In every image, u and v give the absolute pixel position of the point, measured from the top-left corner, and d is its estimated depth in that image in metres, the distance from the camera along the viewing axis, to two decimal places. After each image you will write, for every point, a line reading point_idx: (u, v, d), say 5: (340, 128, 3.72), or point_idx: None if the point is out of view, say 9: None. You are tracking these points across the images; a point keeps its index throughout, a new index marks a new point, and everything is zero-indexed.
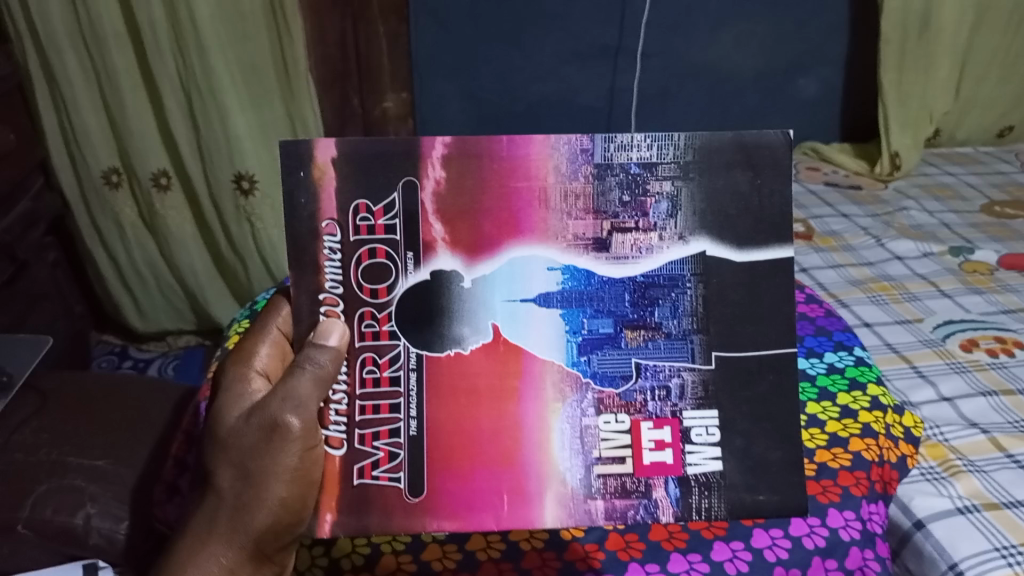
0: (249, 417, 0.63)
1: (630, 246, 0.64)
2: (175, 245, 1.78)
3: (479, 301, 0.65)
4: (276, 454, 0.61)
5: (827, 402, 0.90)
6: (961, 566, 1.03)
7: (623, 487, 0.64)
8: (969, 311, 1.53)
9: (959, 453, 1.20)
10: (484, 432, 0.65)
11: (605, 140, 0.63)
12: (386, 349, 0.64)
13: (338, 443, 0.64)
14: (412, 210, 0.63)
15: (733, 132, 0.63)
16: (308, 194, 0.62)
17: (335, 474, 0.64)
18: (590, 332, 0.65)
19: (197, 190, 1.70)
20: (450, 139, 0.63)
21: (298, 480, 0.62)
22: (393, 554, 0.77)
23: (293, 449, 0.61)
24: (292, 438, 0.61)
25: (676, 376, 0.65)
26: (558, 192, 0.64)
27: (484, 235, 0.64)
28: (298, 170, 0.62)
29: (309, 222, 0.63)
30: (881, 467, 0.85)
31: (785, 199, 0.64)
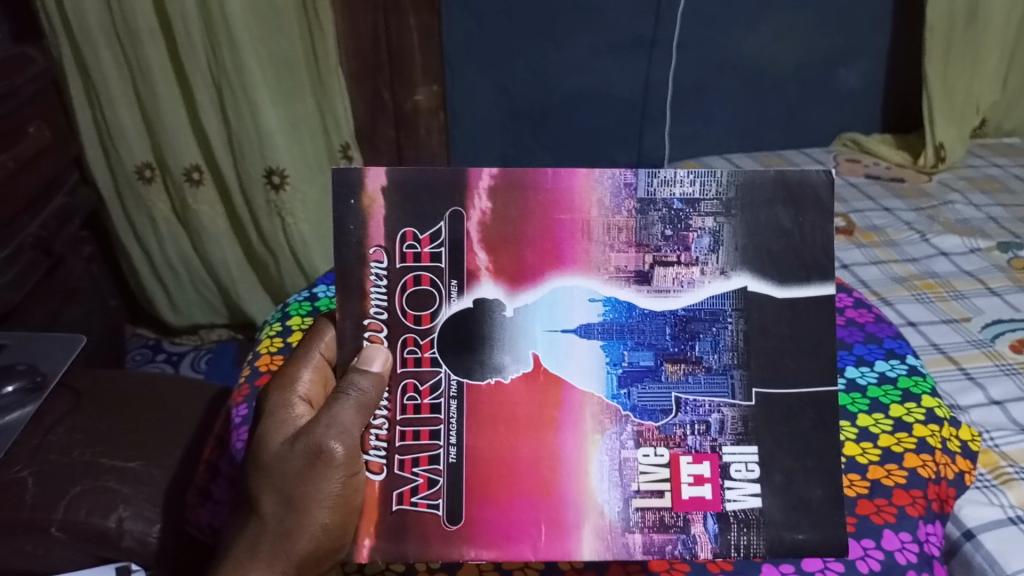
0: (293, 442, 0.62)
1: (672, 279, 0.61)
2: (209, 243, 1.78)
3: (521, 330, 0.62)
4: (320, 481, 0.60)
5: (878, 414, 0.77)
6: None
7: (662, 522, 0.61)
8: (1019, 311, 1.48)
9: (1011, 460, 1.17)
10: (523, 461, 0.62)
11: (649, 173, 0.60)
12: (427, 375, 0.62)
13: (378, 468, 0.62)
14: (457, 239, 0.61)
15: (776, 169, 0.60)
16: (357, 220, 0.61)
17: (374, 500, 0.62)
18: (630, 364, 0.62)
19: (229, 184, 1.70)
20: (496, 171, 0.60)
21: (340, 507, 0.61)
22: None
23: (336, 476, 0.60)
24: (335, 465, 0.60)
25: (717, 411, 0.62)
26: (600, 225, 0.61)
27: (526, 265, 0.62)
28: (348, 196, 0.60)
29: (355, 249, 0.61)
30: (938, 485, 0.73)
31: (829, 236, 0.61)
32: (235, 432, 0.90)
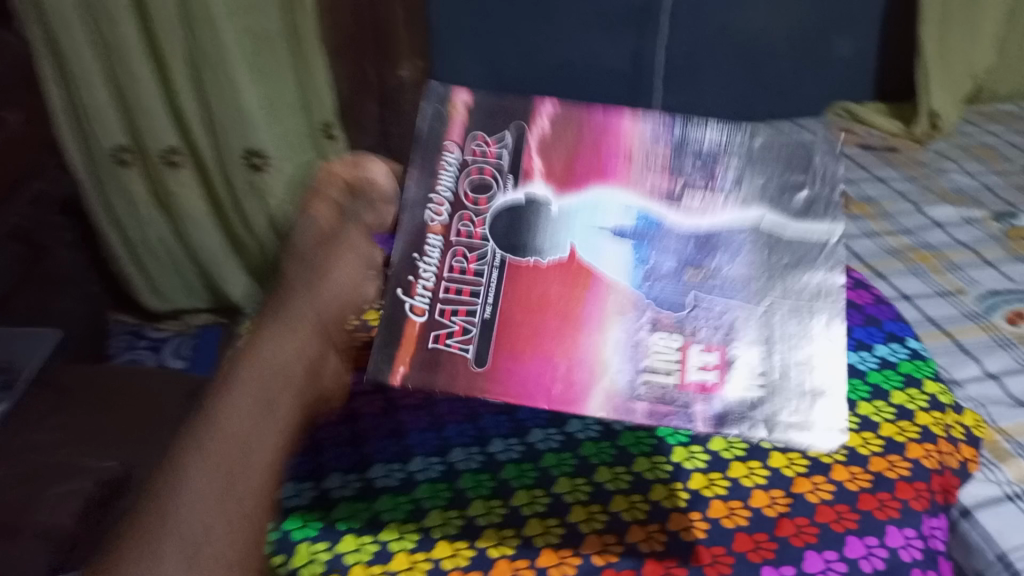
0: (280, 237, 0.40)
1: (698, 201, 0.65)
2: (192, 228, 1.73)
3: (561, 223, 0.64)
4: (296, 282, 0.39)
5: None
6: (1010, 557, 0.99)
7: (666, 396, 0.57)
8: (1014, 281, 1.45)
9: (1007, 434, 1.15)
10: (548, 331, 0.60)
11: (683, 122, 0.69)
12: (477, 247, 0.63)
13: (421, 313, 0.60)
14: (518, 148, 0.67)
15: (793, 139, 0.69)
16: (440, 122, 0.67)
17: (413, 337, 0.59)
18: (657, 264, 0.62)
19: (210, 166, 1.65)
20: (559, 103, 0.70)
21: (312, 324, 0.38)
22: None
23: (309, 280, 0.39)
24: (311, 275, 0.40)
25: (729, 310, 0.61)
26: (639, 154, 0.67)
27: (572, 178, 0.66)
28: (438, 99, 0.68)
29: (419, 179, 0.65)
30: (936, 478, 0.71)
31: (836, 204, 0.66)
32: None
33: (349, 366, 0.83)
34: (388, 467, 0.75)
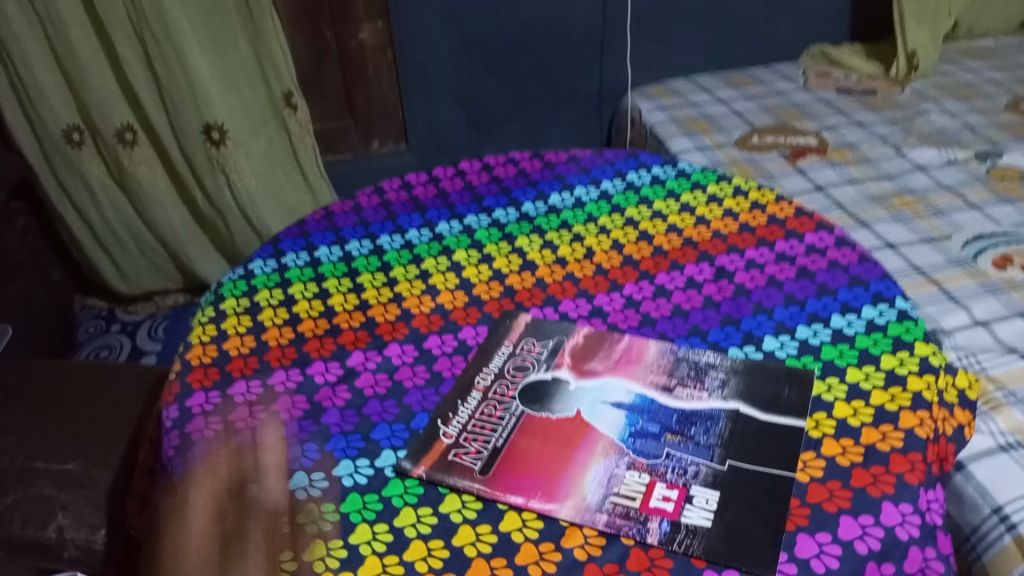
0: None
1: (687, 396, 0.70)
2: (152, 206, 1.66)
3: (573, 395, 0.72)
4: None
5: (869, 368, 0.71)
6: (1005, 510, 0.95)
7: (627, 512, 0.60)
8: (999, 224, 1.42)
9: (998, 383, 1.11)
10: (545, 459, 0.66)
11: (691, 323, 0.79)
12: (503, 403, 0.71)
13: None
14: (555, 347, 0.77)
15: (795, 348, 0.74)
16: None
17: None
18: (641, 429, 0.67)
19: (168, 142, 1.59)
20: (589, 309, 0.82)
21: None
22: (325, 556, 0.59)
23: None
24: None
25: (694, 465, 0.64)
26: (647, 354, 0.75)
27: (588, 364, 0.75)
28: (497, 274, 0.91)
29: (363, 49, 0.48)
30: (938, 444, 0.66)
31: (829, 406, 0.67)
32: (164, 437, 0.70)
33: (310, 356, 0.77)
34: (356, 463, 0.66)
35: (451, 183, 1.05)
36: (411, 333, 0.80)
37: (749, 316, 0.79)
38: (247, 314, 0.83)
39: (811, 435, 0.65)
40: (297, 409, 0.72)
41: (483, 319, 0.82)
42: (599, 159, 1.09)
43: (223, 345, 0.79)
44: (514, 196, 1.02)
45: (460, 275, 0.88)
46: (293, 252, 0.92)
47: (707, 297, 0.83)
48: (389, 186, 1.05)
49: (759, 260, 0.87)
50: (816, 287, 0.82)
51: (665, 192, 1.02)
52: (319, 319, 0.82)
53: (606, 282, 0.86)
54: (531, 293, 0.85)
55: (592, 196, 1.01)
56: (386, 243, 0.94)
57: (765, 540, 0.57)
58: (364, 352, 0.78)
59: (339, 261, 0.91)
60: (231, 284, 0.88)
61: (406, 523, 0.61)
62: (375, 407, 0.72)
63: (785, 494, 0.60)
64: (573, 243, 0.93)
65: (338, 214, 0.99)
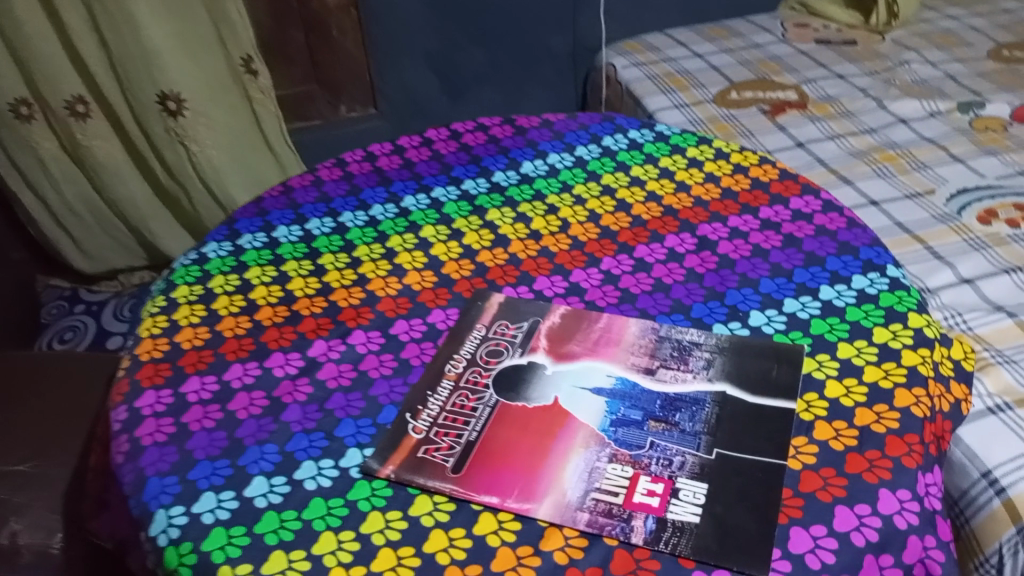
0: None
1: (671, 378, 0.66)
2: (112, 181, 1.58)
3: (551, 381, 0.67)
4: None
5: (861, 342, 0.68)
6: (995, 474, 0.89)
7: (609, 510, 0.57)
8: (984, 177, 1.38)
9: (986, 343, 1.07)
10: (521, 452, 0.62)
11: (674, 301, 0.75)
12: (476, 394, 0.67)
13: None
14: (531, 330, 0.73)
15: (780, 323, 0.70)
16: None
17: None
18: (623, 416, 0.64)
19: (122, 114, 1.50)
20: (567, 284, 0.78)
21: None
22: (287, 569, 0.55)
23: None
24: None
25: (680, 454, 0.60)
26: (627, 335, 0.71)
27: (567, 348, 0.70)
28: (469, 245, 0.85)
29: None
30: (935, 423, 0.63)
31: (820, 384, 0.64)
32: (113, 441, 0.66)
33: (269, 348, 0.73)
34: (319, 465, 0.62)
35: (418, 153, 0.99)
36: (377, 318, 0.75)
37: (733, 290, 0.75)
38: (201, 303, 0.78)
39: (802, 417, 0.62)
40: (254, 406, 0.67)
41: (454, 300, 0.77)
42: (573, 123, 1.03)
43: (175, 338, 0.74)
44: (485, 165, 0.96)
45: (429, 253, 0.83)
46: (250, 232, 0.87)
47: (689, 270, 0.78)
48: (351, 158, 0.99)
49: (743, 228, 0.83)
50: (803, 257, 0.78)
51: (642, 156, 0.97)
52: (278, 306, 0.77)
53: (583, 257, 0.81)
54: (504, 271, 0.80)
55: (566, 163, 0.96)
56: (350, 220, 0.88)
57: (757, 534, 0.54)
58: (327, 341, 0.73)
59: (299, 242, 0.85)
60: (183, 270, 0.83)
61: (373, 529, 0.57)
62: (339, 401, 0.67)
63: (776, 484, 0.57)
64: (548, 215, 0.88)
65: (298, 189, 0.94)
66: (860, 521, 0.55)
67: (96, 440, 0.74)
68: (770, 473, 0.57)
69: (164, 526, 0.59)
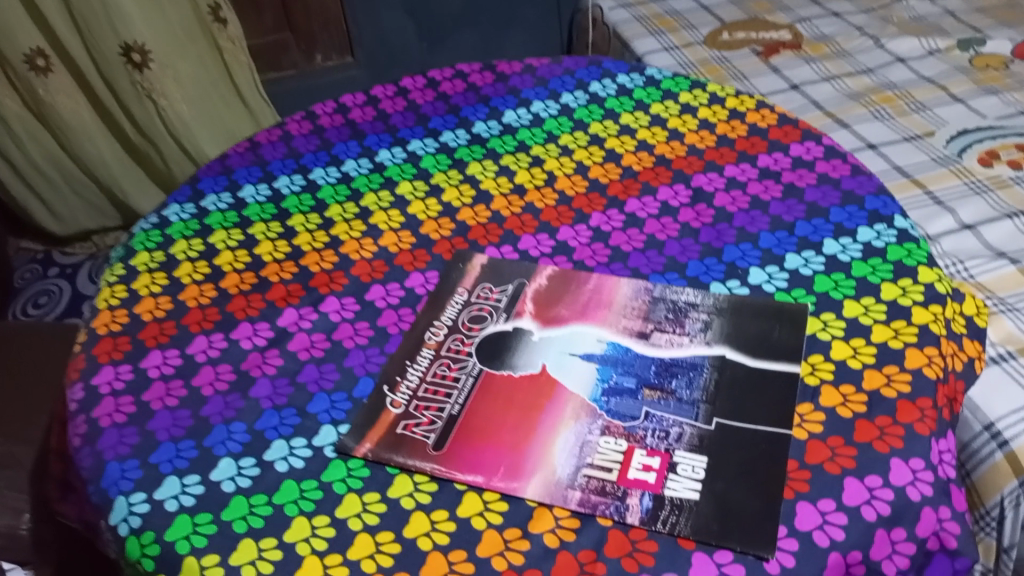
0: None
1: (666, 342, 0.62)
2: (79, 139, 1.50)
3: (538, 349, 0.63)
4: None
5: (868, 300, 0.63)
6: (998, 427, 0.83)
7: (603, 488, 0.53)
8: (985, 117, 1.32)
9: (988, 291, 1.02)
10: (507, 427, 0.58)
11: (669, 259, 0.70)
12: (458, 363, 0.63)
13: None
14: (516, 293, 0.68)
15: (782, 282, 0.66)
16: None
17: None
18: (616, 384, 0.59)
19: (85, 68, 1.42)
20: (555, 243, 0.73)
21: None
22: (257, 559, 0.51)
23: None
24: None
25: (678, 425, 0.56)
26: (619, 297, 0.67)
27: (555, 312, 0.66)
28: None
29: None
30: (948, 385, 0.59)
31: (826, 346, 0.60)
32: (70, 423, 0.61)
33: (235, 318, 0.68)
34: (291, 444, 0.58)
35: (392, 103, 0.93)
36: (351, 283, 0.70)
37: (731, 245, 0.71)
38: (162, 271, 0.73)
39: (807, 382, 0.58)
40: (220, 382, 0.63)
41: (434, 263, 0.72)
42: (557, 68, 0.97)
43: (135, 309, 0.69)
44: (464, 115, 0.90)
45: (406, 212, 0.78)
46: (214, 193, 0.82)
47: (684, 225, 0.73)
48: (321, 110, 0.93)
49: (740, 178, 0.78)
50: (805, 208, 0.74)
51: (632, 103, 0.91)
52: (245, 273, 0.72)
53: (570, 213, 0.76)
54: (487, 230, 0.75)
55: (551, 112, 0.90)
56: (321, 178, 0.83)
57: (760, 512, 0.50)
58: (297, 310, 0.68)
59: (266, 202, 0.80)
60: (143, 235, 0.77)
61: (349, 514, 0.53)
62: (312, 374, 0.63)
63: (781, 456, 0.53)
64: (532, 167, 0.82)
65: (265, 145, 0.88)
66: (871, 494, 0.51)
67: (56, 419, 0.70)
68: (774, 444, 0.53)
69: (124, 514, 0.55)
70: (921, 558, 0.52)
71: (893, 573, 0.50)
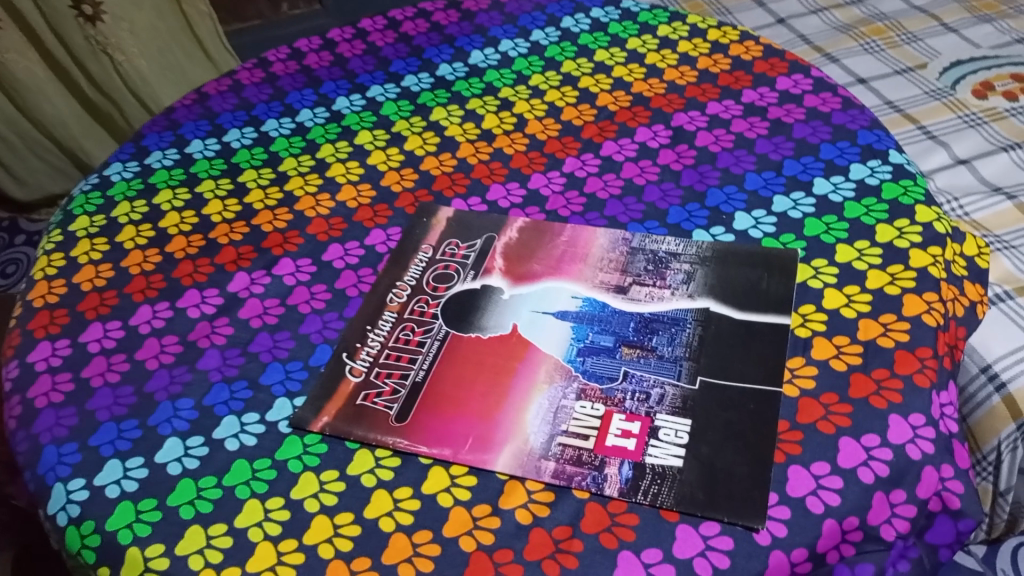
0: None
1: (645, 296, 0.57)
2: (36, 98, 1.39)
3: (509, 308, 0.58)
4: None
5: (862, 243, 0.59)
6: (996, 370, 0.80)
7: (579, 457, 0.49)
8: (979, 47, 1.26)
9: (984, 229, 0.98)
10: (476, 394, 0.53)
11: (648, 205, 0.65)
12: (423, 326, 0.58)
13: None
14: (485, 249, 0.63)
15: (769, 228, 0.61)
16: None
17: None
18: (593, 343, 0.55)
19: (35, 22, 1.31)
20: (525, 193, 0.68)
21: None
22: (205, 548, 0.47)
23: None
24: None
25: (659, 386, 0.51)
26: (595, 249, 0.62)
27: (527, 268, 0.61)
28: None
29: None
30: (948, 332, 0.55)
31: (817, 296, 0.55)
32: (4, 405, 0.57)
33: (182, 285, 0.63)
34: (242, 421, 0.53)
35: (350, 47, 0.86)
36: (306, 243, 0.65)
37: (715, 189, 0.66)
38: (103, 236, 0.68)
39: (798, 334, 0.53)
40: (166, 354, 0.58)
41: (396, 218, 0.67)
42: (527, 4, 0.90)
43: (74, 279, 0.64)
44: (427, 57, 0.84)
45: (365, 163, 0.72)
46: (159, 149, 0.76)
47: (664, 167, 0.68)
48: (274, 57, 0.86)
49: (723, 116, 0.73)
50: (793, 145, 0.69)
51: (607, 39, 0.84)
52: (193, 236, 0.67)
53: (542, 159, 0.71)
54: (452, 180, 0.70)
55: (521, 51, 0.84)
56: (274, 129, 0.77)
57: (748, 478, 0.46)
58: (249, 274, 0.63)
59: (215, 157, 0.74)
60: (83, 198, 0.72)
61: (305, 494, 0.49)
62: (265, 342, 0.58)
63: (771, 416, 0.49)
64: (500, 111, 0.76)
65: (213, 96, 0.81)
66: (869, 454, 0.47)
67: None
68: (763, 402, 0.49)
69: (62, 503, 0.50)
70: (922, 520, 0.48)
71: (892, 538, 0.47)
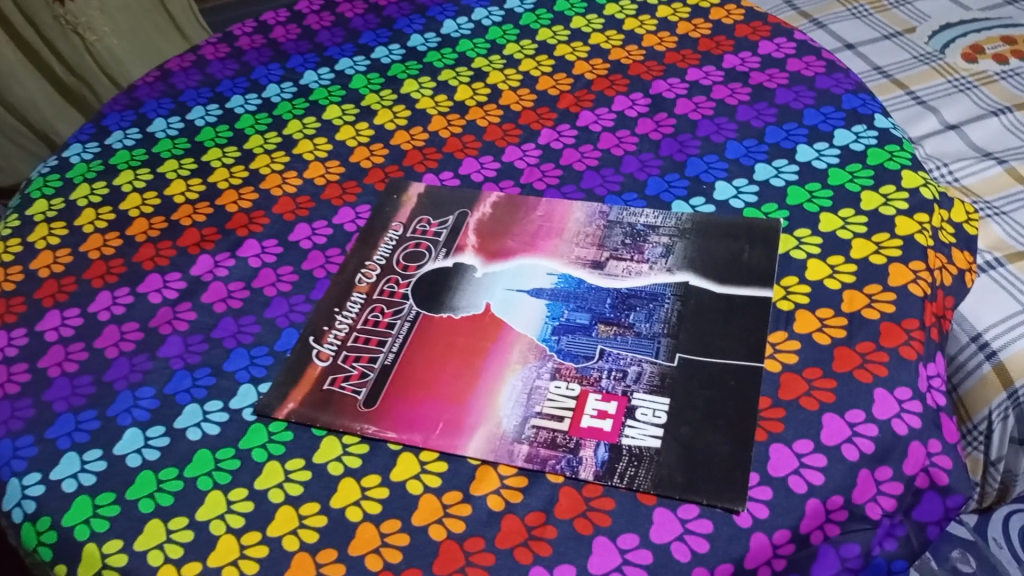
0: None
1: (622, 272, 0.55)
2: (7, 82, 1.31)
3: (482, 286, 0.56)
4: None
5: (846, 211, 0.57)
6: (986, 339, 0.78)
7: (553, 439, 0.47)
8: (969, 9, 1.24)
9: (974, 195, 0.96)
10: (446, 377, 0.51)
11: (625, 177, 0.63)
12: (393, 307, 0.56)
13: None
14: (457, 225, 0.61)
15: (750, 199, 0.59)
16: None
17: None
18: (569, 321, 0.53)
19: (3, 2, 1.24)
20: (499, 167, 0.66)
21: None
22: (165, 543, 0.45)
23: None
24: None
25: (637, 363, 0.50)
26: (572, 224, 0.59)
27: (500, 245, 0.59)
28: None
29: None
30: (935, 302, 0.53)
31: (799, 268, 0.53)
32: None
33: (143, 269, 0.60)
34: (204, 409, 0.51)
35: (318, 19, 0.83)
36: (272, 223, 0.63)
37: (695, 158, 0.63)
38: (61, 220, 0.65)
39: (780, 308, 0.51)
40: (126, 342, 0.56)
41: (365, 195, 0.64)
42: None
43: (31, 266, 0.62)
44: (398, 28, 0.81)
45: (334, 139, 0.70)
46: (119, 129, 0.73)
47: (642, 137, 0.66)
48: (240, 31, 0.83)
49: (704, 82, 0.70)
50: (775, 112, 0.66)
51: (584, 6, 0.81)
52: (154, 218, 0.64)
53: (516, 131, 0.68)
54: (424, 155, 0.67)
55: (495, 19, 0.81)
56: (239, 106, 0.74)
57: (729, 459, 0.44)
58: (213, 256, 0.61)
59: (178, 136, 0.72)
60: (41, 181, 0.69)
61: (269, 485, 0.47)
62: (229, 327, 0.56)
63: (752, 393, 0.47)
64: (473, 82, 0.74)
65: (177, 73, 0.78)
66: (853, 430, 0.45)
67: None
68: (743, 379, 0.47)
69: (17, 498, 0.48)
70: (909, 497, 0.47)
71: (878, 516, 0.45)
